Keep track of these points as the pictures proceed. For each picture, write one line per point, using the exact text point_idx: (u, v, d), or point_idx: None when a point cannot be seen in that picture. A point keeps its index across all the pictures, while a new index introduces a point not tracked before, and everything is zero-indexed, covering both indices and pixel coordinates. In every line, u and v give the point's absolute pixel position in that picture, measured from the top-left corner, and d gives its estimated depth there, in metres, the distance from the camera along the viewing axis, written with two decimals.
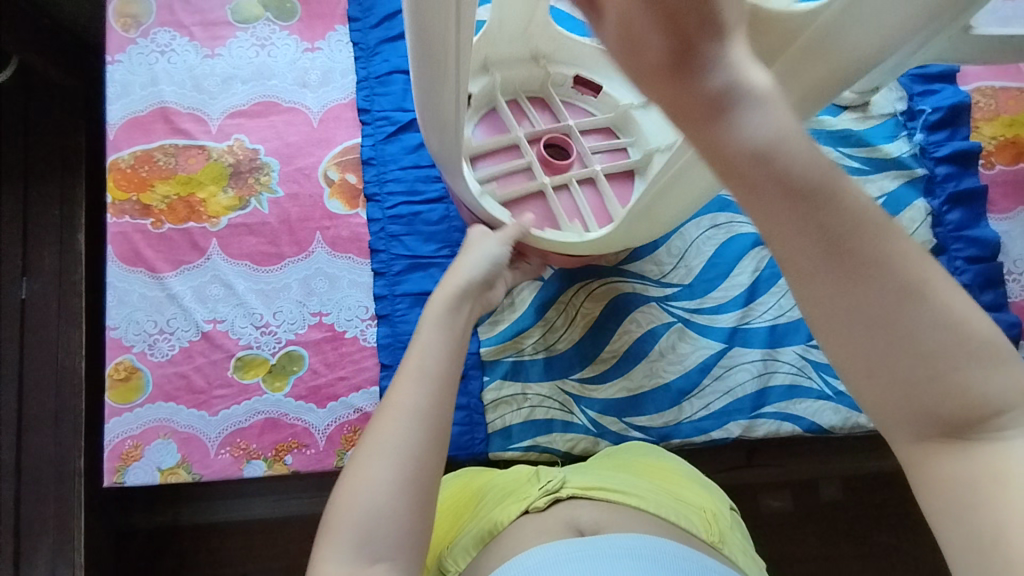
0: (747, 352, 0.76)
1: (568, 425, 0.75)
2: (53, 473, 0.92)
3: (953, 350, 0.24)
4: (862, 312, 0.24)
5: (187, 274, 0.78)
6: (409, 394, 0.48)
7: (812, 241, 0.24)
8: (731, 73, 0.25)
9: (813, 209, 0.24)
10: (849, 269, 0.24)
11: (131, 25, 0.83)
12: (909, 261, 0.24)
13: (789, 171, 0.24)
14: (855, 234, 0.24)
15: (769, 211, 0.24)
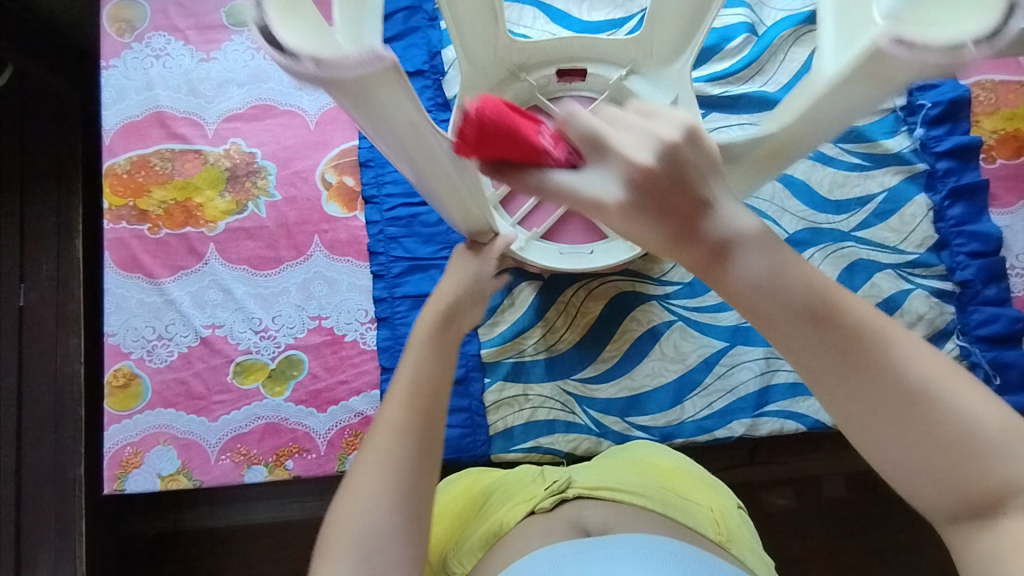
0: (749, 351, 0.76)
1: (570, 425, 0.74)
2: (54, 480, 0.92)
3: (972, 439, 0.31)
4: (882, 412, 0.31)
5: (184, 280, 0.78)
6: (399, 412, 0.48)
7: (833, 360, 0.31)
8: (726, 227, 0.31)
9: (831, 335, 0.31)
10: (866, 381, 0.31)
11: (126, 30, 0.82)
12: (916, 365, 0.31)
13: (799, 305, 0.31)
14: (870, 351, 0.31)
15: (789, 342, 0.32)
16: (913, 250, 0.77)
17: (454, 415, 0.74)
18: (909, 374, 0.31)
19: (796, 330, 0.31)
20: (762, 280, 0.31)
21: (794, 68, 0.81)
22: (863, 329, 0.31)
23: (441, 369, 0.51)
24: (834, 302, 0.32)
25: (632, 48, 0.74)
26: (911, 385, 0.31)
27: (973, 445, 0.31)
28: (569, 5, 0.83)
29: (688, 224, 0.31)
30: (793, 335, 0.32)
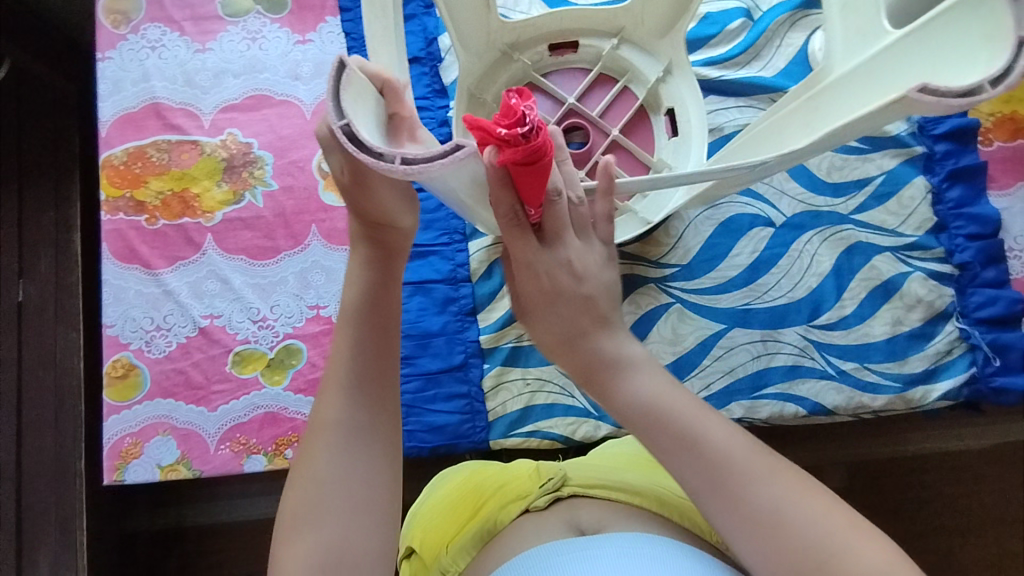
0: (747, 333, 0.75)
1: (569, 409, 0.74)
2: (55, 473, 0.93)
3: (790, 518, 0.41)
4: (743, 524, 0.42)
5: (183, 270, 0.78)
6: (338, 407, 0.46)
7: (677, 449, 0.44)
8: (609, 348, 0.49)
9: (699, 457, 0.43)
10: (731, 492, 0.42)
11: (121, 21, 0.82)
12: (742, 461, 0.43)
13: (666, 427, 0.45)
14: (730, 472, 0.42)
15: (671, 457, 0.44)
16: (912, 233, 0.77)
17: (453, 401, 0.74)
18: (767, 493, 0.41)
19: (676, 447, 0.44)
20: (642, 405, 0.46)
21: (791, 53, 0.81)
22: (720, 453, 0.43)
23: (380, 341, 0.49)
24: (697, 428, 0.44)
25: (622, 17, 0.74)
26: (763, 500, 0.41)
27: (837, 562, 0.39)
28: None
29: (586, 336, 0.50)
30: (672, 452, 0.44)
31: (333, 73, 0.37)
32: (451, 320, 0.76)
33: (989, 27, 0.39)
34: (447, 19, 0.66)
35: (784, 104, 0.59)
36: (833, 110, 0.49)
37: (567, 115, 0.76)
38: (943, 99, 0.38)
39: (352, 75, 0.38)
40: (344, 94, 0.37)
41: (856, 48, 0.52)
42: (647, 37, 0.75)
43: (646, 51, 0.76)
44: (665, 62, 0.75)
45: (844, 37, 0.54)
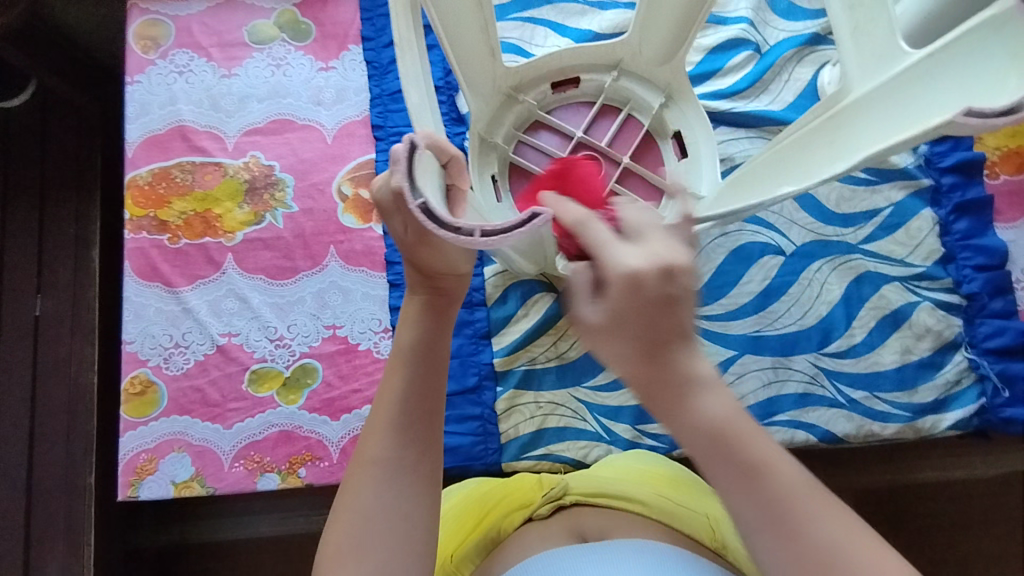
0: (759, 360, 0.76)
1: (581, 432, 0.75)
2: (67, 487, 0.94)
3: None
4: (793, 568, 0.35)
5: (202, 289, 0.79)
6: (384, 446, 0.47)
7: (747, 488, 0.36)
8: (691, 367, 0.38)
9: (762, 493, 0.36)
10: (795, 532, 0.35)
11: (150, 47, 0.85)
12: (823, 530, 0.35)
13: (733, 457, 0.37)
14: (793, 509, 0.36)
15: (723, 488, 0.37)
16: (920, 263, 0.78)
17: (466, 423, 0.75)
18: (830, 534, 0.35)
19: (725, 468, 0.37)
20: (712, 419, 0.37)
21: (799, 87, 0.83)
22: (785, 484, 0.36)
23: (427, 391, 0.48)
24: (754, 444, 0.37)
25: (620, 50, 0.77)
26: (824, 543, 0.35)
27: None
28: (579, 20, 0.86)
29: (659, 351, 0.38)
30: (737, 474, 0.37)
31: (403, 152, 0.38)
32: (466, 343, 0.77)
33: (1016, 49, 0.43)
34: (455, 63, 0.69)
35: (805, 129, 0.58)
36: (858, 133, 0.50)
37: (576, 148, 0.77)
38: (987, 121, 0.40)
39: (422, 158, 0.40)
40: (418, 173, 0.39)
41: (873, 68, 0.53)
42: (646, 67, 0.77)
43: (646, 80, 0.78)
44: (665, 90, 0.78)
45: (858, 59, 0.55)
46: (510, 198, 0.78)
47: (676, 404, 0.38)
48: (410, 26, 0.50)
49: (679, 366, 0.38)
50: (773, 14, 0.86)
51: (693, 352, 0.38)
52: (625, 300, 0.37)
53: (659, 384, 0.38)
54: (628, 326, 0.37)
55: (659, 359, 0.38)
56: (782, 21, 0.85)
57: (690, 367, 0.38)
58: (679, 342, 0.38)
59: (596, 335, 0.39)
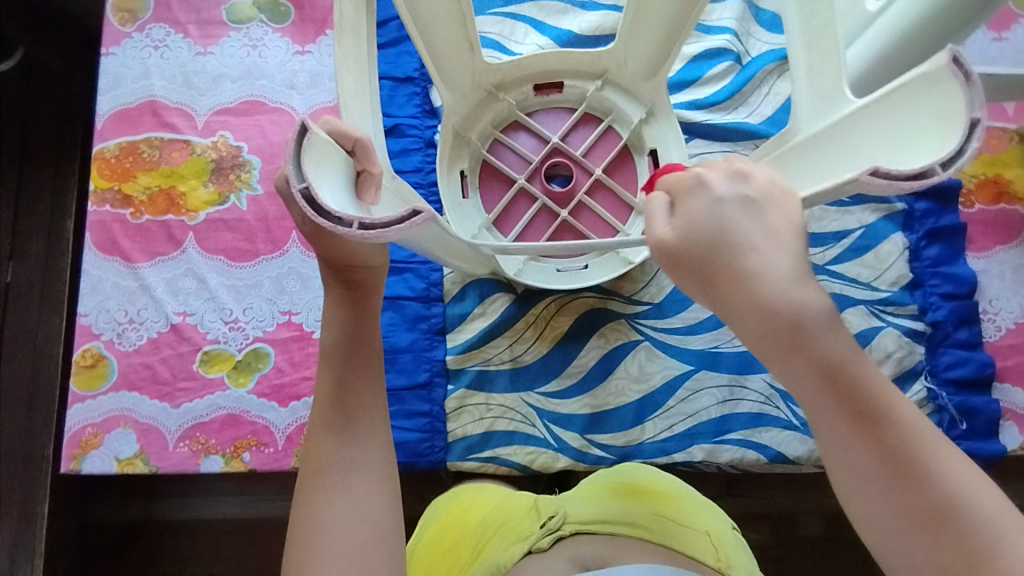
0: (714, 376, 0.76)
1: (529, 437, 0.74)
2: (27, 453, 0.98)
3: (956, 516, 0.37)
4: (901, 511, 0.37)
5: (161, 266, 0.79)
6: (328, 449, 0.50)
7: (836, 400, 0.39)
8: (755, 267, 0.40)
9: (878, 438, 0.38)
10: (879, 445, 0.38)
11: (128, 20, 0.85)
12: (919, 448, 0.38)
13: (848, 398, 0.39)
14: (914, 457, 0.38)
15: (837, 432, 0.39)
16: (886, 288, 0.77)
17: (414, 419, 0.74)
18: (944, 482, 0.37)
19: (829, 403, 0.39)
20: (822, 352, 0.39)
21: (778, 101, 0.82)
22: (899, 428, 0.38)
23: (361, 383, 0.51)
24: (863, 375, 0.39)
25: (605, 60, 0.76)
26: (945, 491, 0.37)
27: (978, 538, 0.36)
28: (561, 19, 0.84)
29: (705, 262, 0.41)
30: (846, 414, 0.39)
31: (293, 141, 0.34)
32: (420, 338, 0.76)
33: (940, 105, 0.37)
34: (426, 54, 0.69)
35: (754, 168, 0.55)
36: (801, 174, 0.47)
37: (550, 154, 0.78)
38: (894, 183, 0.36)
39: (316, 138, 0.36)
40: (310, 158, 0.35)
41: (821, 112, 0.47)
42: (630, 79, 0.76)
43: (630, 93, 0.77)
44: (647, 105, 0.77)
45: (808, 102, 0.48)
46: (477, 195, 0.79)
47: (774, 341, 0.40)
48: (356, 8, 0.49)
49: (767, 292, 0.39)
50: (757, 26, 0.84)
51: (791, 283, 0.39)
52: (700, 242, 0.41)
53: (754, 308, 0.39)
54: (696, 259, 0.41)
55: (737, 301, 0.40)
56: (765, 33, 0.84)
57: (795, 301, 0.39)
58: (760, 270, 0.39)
59: (670, 262, 0.42)
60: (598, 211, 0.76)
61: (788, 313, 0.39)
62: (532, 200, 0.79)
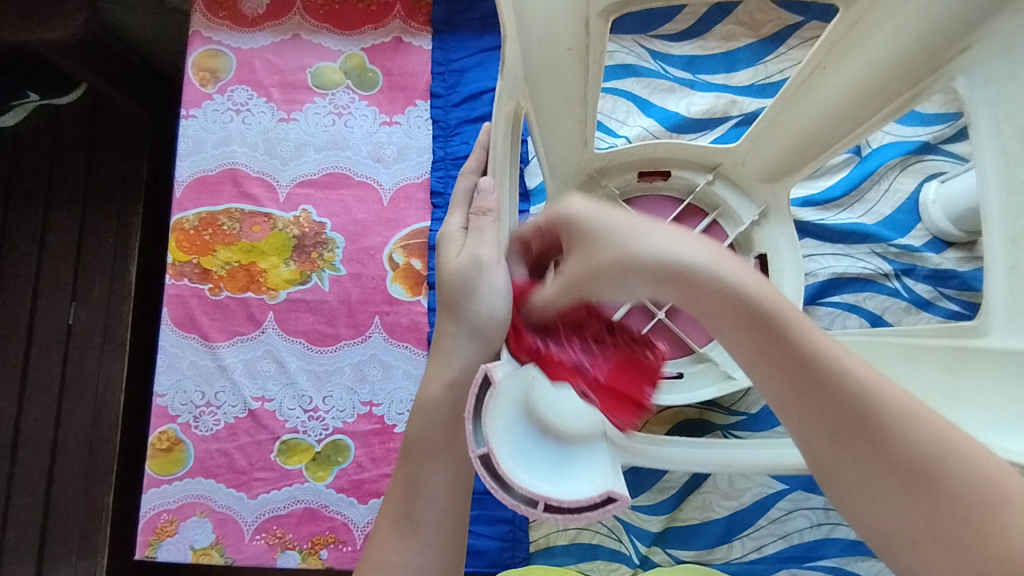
0: (811, 498, 0.72)
1: (615, 553, 0.72)
2: (84, 507, 0.89)
3: (845, 386, 0.30)
4: (875, 480, 0.30)
5: (240, 346, 0.76)
6: (394, 550, 0.45)
7: (695, 298, 0.33)
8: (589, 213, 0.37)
9: (759, 337, 0.32)
10: (749, 325, 0.32)
11: (208, 80, 0.81)
12: (781, 308, 0.32)
13: (776, 345, 0.31)
14: (797, 340, 0.31)
15: (776, 391, 0.32)
16: None
17: (496, 525, 0.72)
18: (914, 441, 0.30)
19: (758, 354, 0.32)
20: (678, 264, 0.33)
21: (898, 199, 0.76)
22: (846, 375, 0.30)
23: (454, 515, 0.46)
24: (706, 269, 0.32)
25: (721, 155, 0.70)
26: (832, 370, 0.31)
27: (870, 405, 0.30)
28: (668, 98, 0.80)
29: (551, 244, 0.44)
30: (776, 368, 0.31)
31: (473, 402, 0.35)
32: None
33: None
34: (540, 150, 0.62)
35: (921, 343, 0.49)
36: (985, 389, 0.41)
37: None
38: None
39: (500, 390, 0.36)
40: (489, 417, 0.35)
41: (1019, 323, 0.41)
42: (745, 178, 0.70)
43: (742, 190, 0.71)
44: (761, 206, 0.70)
45: (1005, 302, 0.42)
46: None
47: (673, 296, 0.33)
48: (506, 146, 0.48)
49: (608, 222, 0.35)
50: None
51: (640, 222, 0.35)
52: (583, 221, 0.36)
53: (604, 238, 0.35)
54: (574, 239, 0.37)
55: (618, 280, 0.34)
56: (892, 123, 0.77)
57: (659, 236, 0.34)
58: (635, 230, 0.34)
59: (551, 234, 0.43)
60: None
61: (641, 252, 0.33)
62: None
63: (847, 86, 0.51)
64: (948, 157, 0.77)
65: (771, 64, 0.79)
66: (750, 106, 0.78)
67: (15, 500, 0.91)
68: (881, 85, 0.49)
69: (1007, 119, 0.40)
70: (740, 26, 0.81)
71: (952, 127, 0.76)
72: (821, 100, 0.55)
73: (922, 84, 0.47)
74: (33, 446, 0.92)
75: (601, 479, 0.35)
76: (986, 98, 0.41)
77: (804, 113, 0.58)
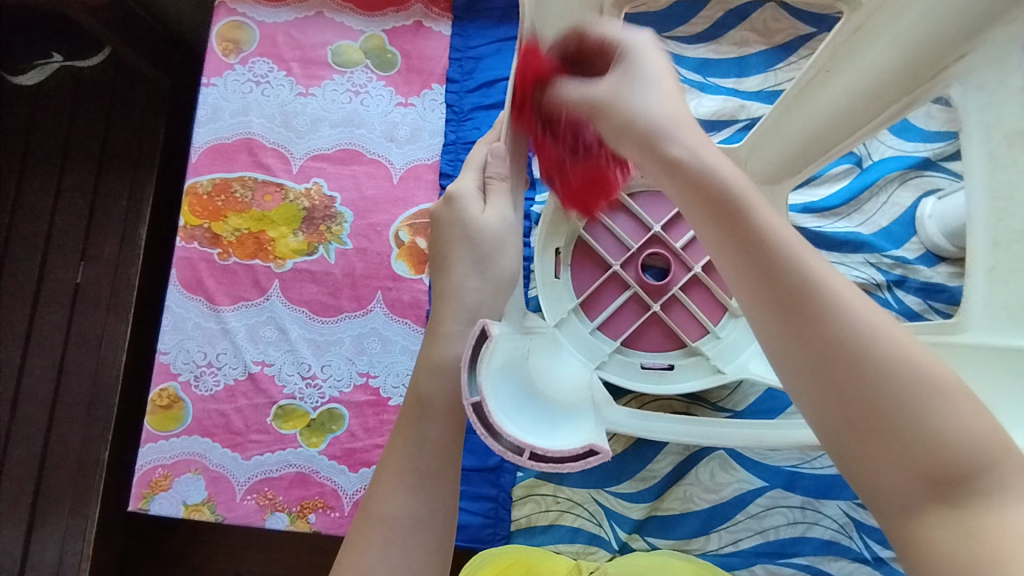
0: (789, 497, 0.73)
1: (594, 538, 0.73)
2: (80, 460, 0.91)
3: (814, 293, 0.31)
4: (807, 360, 0.31)
5: (244, 312, 0.78)
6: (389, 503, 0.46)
7: (677, 183, 0.35)
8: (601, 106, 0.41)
9: (735, 235, 0.33)
10: (721, 218, 0.33)
11: (231, 50, 0.83)
12: (759, 222, 0.33)
13: (727, 222, 0.33)
14: (771, 248, 0.32)
15: (730, 268, 0.33)
16: None
17: (480, 502, 0.74)
18: (850, 325, 0.30)
19: (717, 231, 0.34)
20: (674, 147, 0.36)
21: (895, 212, 0.78)
22: (797, 264, 0.32)
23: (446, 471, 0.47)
24: (692, 155, 0.35)
25: (723, 155, 0.72)
26: (805, 278, 0.31)
27: (839, 320, 0.30)
28: (678, 98, 0.81)
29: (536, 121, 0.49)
30: (731, 248, 0.33)
31: (467, 355, 0.38)
32: None
33: None
34: None
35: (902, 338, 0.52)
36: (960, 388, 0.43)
37: (649, 242, 0.73)
38: None
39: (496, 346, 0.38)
40: (483, 369, 0.37)
41: (998, 322, 0.44)
42: (746, 180, 0.71)
43: None
44: None
45: (984, 303, 0.45)
46: (568, 275, 0.73)
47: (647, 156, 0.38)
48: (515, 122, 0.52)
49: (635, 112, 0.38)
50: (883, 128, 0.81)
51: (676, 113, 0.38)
52: (600, 100, 0.40)
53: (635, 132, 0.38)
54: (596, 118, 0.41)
55: (623, 132, 0.39)
56: (894, 137, 0.79)
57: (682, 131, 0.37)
58: (648, 96, 0.39)
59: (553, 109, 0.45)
60: (691, 308, 0.72)
61: (664, 138, 0.36)
62: (623, 286, 0.74)
63: (847, 91, 0.53)
64: (947, 174, 0.78)
65: (781, 72, 0.81)
66: (758, 111, 0.80)
67: (14, 449, 0.93)
68: (878, 93, 0.51)
69: (997, 124, 0.42)
70: (754, 33, 0.82)
71: (952, 145, 0.78)
72: (819, 106, 0.57)
73: (915, 92, 0.48)
74: (35, 397, 0.94)
75: (583, 435, 0.38)
76: (978, 104, 0.44)
77: (804, 118, 0.59)
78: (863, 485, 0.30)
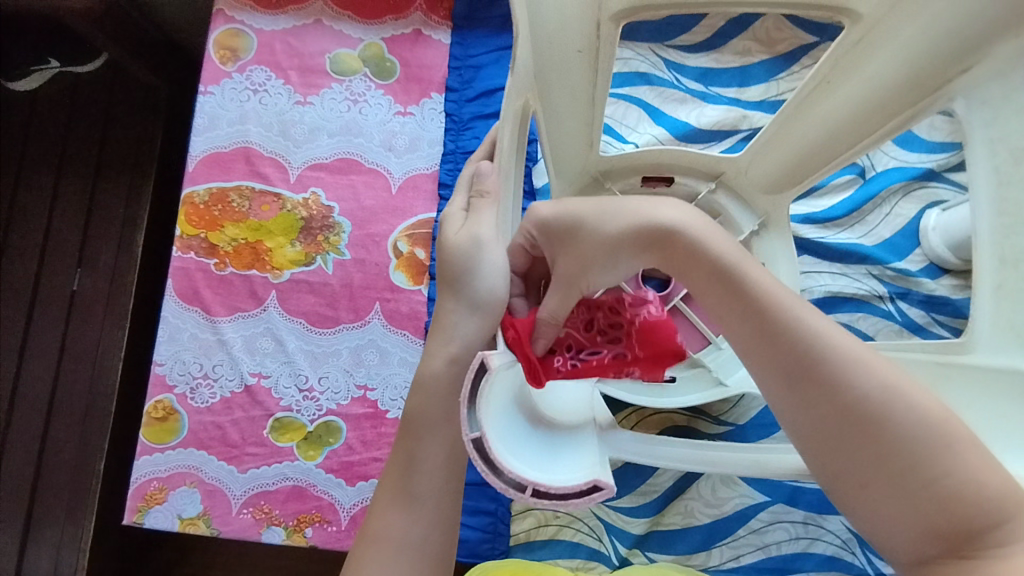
0: (791, 512, 0.73)
1: (594, 553, 0.72)
2: (76, 470, 0.90)
3: (821, 361, 0.35)
4: (820, 427, 0.35)
5: (240, 323, 0.77)
6: (387, 525, 0.45)
7: (680, 268, 0.40)
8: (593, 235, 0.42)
9: (747, 314, 0.37)
10: (732, 297, 0.38)
11: (229, 58, 0.82)
12: (769, 298, 0.37)
13: (739, 299, 0.38)
14: (779, 321, 0.36)
15: (744, 340, 0.38)
16: None
17: (479, 516, 0.73)
18: (856, 387, 0.34)
19: (727, 307, 0.38)
20: (675, 238, 0.40)
21: (898, 223, 0.77)
22: (806, 332, 0.36)
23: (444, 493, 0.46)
24: (693, 243, 0.39)
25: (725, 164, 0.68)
26: (811, 347, 0.35)
27: (845, 382, 0.34)
28: (679, 107, 0.81)
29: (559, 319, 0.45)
30: (743, 320, 0.37)
31: (466, 391, 0.36)
32: None
33: None
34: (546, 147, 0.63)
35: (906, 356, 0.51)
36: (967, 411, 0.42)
37: None
38: None
39: (495, 379, 0.37)
40: (481, 404, 0.36)
41: (1004, 343, 0.43)
42: (748, 189, 0.69)
43: (743, 200, 0.70)
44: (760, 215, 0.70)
45: (990, 322, 0.44)
46: None
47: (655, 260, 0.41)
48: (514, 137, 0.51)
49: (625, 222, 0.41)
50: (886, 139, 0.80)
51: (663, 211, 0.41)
52: (587, 206, 0.43)
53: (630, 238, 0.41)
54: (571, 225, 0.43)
55: (611, 254, 0.41)
56: (897, 148, 0.79)
57: (679, 224, 0.40)
58: (632, 205, 0.42)
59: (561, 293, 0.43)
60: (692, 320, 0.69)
61: (663, 233, 0.40)
62: None
63: (850, 103, 0.52)
64: (950, 186, 0.77)
65: (783, 82, 0.80)
66: (760, 121, 0.79)
67: (9, 458, 0.92)
68: (882, 104, 0.50)
69: (1002, 140, 0.42)
70: (756, 42, 0.82)
71: (956, 156, 0.78)
72: (820, 118, 0.56)
73: (921, 103, 0.47)
74: (31, 406, 0.93)
75: (585, 470, 0.37)
76: (983, 120, 0.43)
77: (805, 130, 0.58)
78: (878, 534, 0.34)
